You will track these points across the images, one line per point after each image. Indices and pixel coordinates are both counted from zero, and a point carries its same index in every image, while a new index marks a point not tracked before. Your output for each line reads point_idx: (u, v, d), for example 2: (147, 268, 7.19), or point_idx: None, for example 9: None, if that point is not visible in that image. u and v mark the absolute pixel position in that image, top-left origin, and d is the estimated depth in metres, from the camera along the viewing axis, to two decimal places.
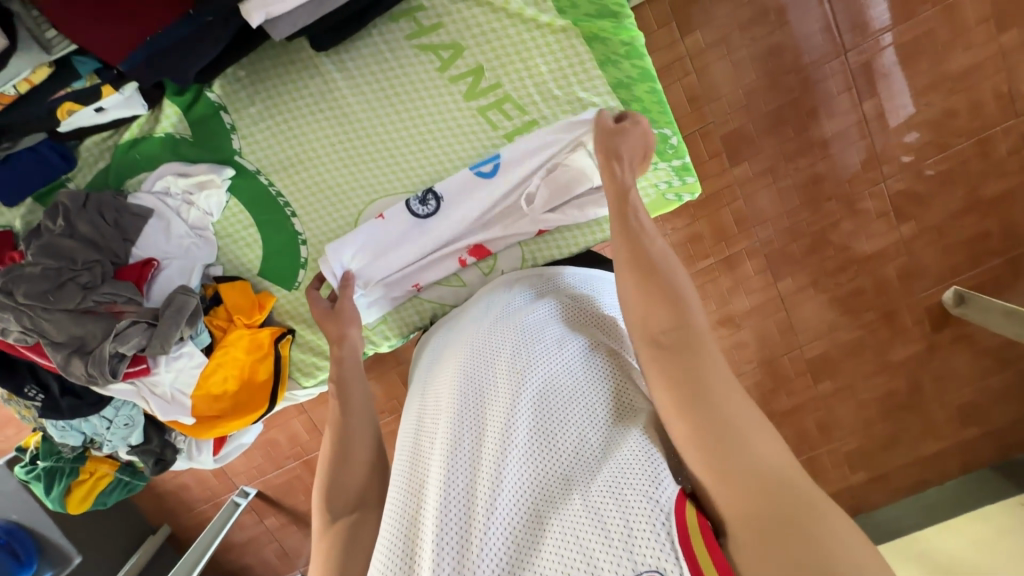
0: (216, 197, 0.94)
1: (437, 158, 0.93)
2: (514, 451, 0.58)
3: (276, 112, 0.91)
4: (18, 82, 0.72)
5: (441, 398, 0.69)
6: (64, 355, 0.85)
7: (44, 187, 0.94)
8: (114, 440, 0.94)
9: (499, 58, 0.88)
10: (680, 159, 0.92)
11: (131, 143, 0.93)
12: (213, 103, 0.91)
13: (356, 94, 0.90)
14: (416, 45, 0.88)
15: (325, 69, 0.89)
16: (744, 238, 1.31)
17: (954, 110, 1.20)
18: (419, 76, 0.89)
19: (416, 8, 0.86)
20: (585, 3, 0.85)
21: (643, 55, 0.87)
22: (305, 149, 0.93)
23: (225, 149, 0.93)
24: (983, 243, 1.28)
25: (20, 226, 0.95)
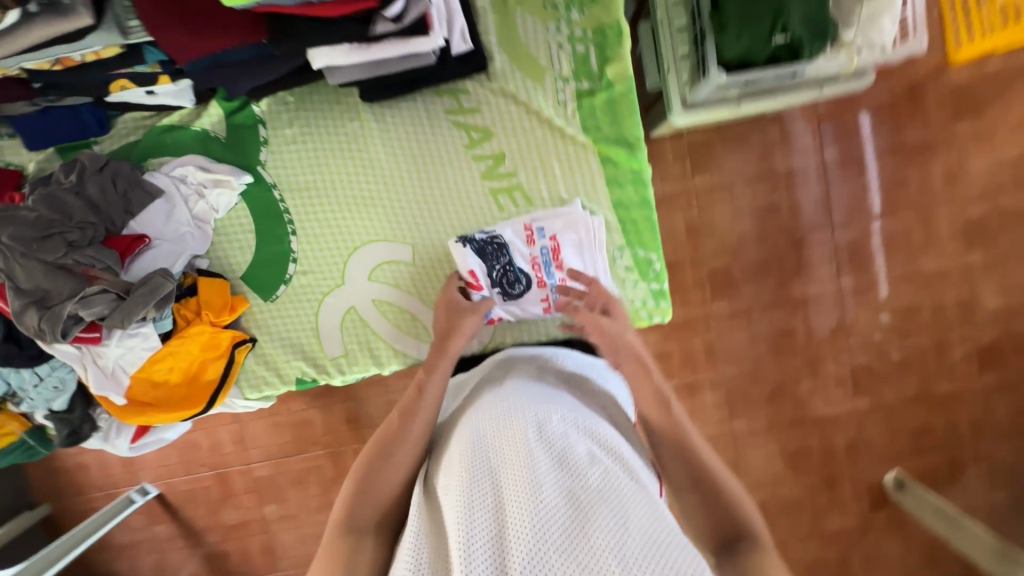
0: (226, 196, 0.98)
1: (442, 219, 1.00)
2: (542, 489, 0.53)
3: (308, 139, 0.98)
4: (87, 53, 0.78)
5: (450, 461, 0.63)
6: (24, 302, 0.84)
7: (69, 142, 0.98)
8: (35, 400, 0.90)
9: (520, 152, 0.97)
10: (659, 284, 0.98)
11: (166, 128, 0.99)
12: (255, 116, 0.98)
13: (386, 145, 0.98)
14: (452, 120, 0.97)
15: (365, 116, 0.97)
16: (709, 369, 1.38)
17: (919, 304, 1.37)
18: (447, 146, 0.98)
19: (461, 91, 0.96)
20: (607, 128, 0.96)
21: (646, 186, 0.97)
22: (324, 178, 0.99)
23: (251, 157, 0.99)
24: (928, 435, 1.39)
25: (32, 170, 0.98)
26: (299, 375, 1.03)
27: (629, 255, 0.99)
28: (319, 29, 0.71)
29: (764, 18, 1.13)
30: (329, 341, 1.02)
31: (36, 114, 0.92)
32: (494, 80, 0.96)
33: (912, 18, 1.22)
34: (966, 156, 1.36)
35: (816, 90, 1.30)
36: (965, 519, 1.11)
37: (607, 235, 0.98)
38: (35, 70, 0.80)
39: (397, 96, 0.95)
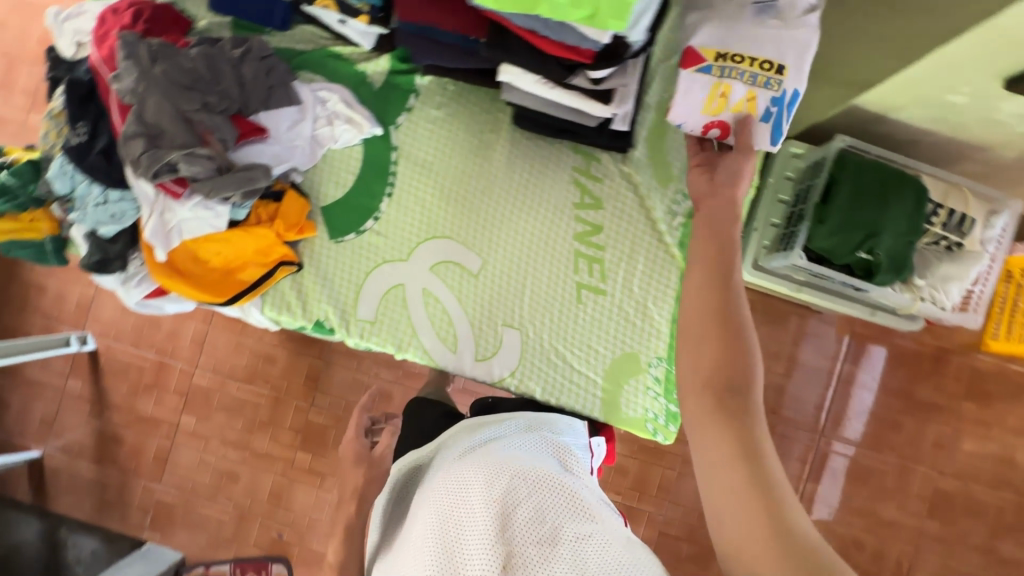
0: (349, 134, 1.02)
1: (520, 254, 1.03)
2: (490, 549, 0.64)
3: (444, 128, 1.04)
4: None
5: (425, 510, 0.74)
6: (138, 130, 0.86)
7: (248, 24, 1.03)
8: (87, 216, 0.89)
9: (617, 233, 1.03)
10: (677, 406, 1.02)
11: (334, 55, 1.04)
12: (414, 85, 1.04)
13: (508, 166, 1.03)
14: (574, 177, 1.03)
15: (504, 134, 1.03)
16: (655, 503, 1.42)
17: (862, 543, 1.58)
18: (558, 195, 1.03)
19: (595, 158, 1.03)
20: None
21: None
22: (439, 166, 1.04)
23: (390, 115, 1.04)
24: None
25: (202, 27, 1.03)
26: (322, 318, 1.04)
27: (664, 368, 1.02)
28: (529, 54, 0.78)
29: (856, 233, 1.31)
30: (364, 303, 1.03)
31: None
32: (627, 164, 1.03)
33: (977, 295, 1.38)
34: (959, 434, 1.59)
35: (868, 312, 1.47)
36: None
37: (653, 341, 1.03)
38: None
39: (540, 133, 1.02)
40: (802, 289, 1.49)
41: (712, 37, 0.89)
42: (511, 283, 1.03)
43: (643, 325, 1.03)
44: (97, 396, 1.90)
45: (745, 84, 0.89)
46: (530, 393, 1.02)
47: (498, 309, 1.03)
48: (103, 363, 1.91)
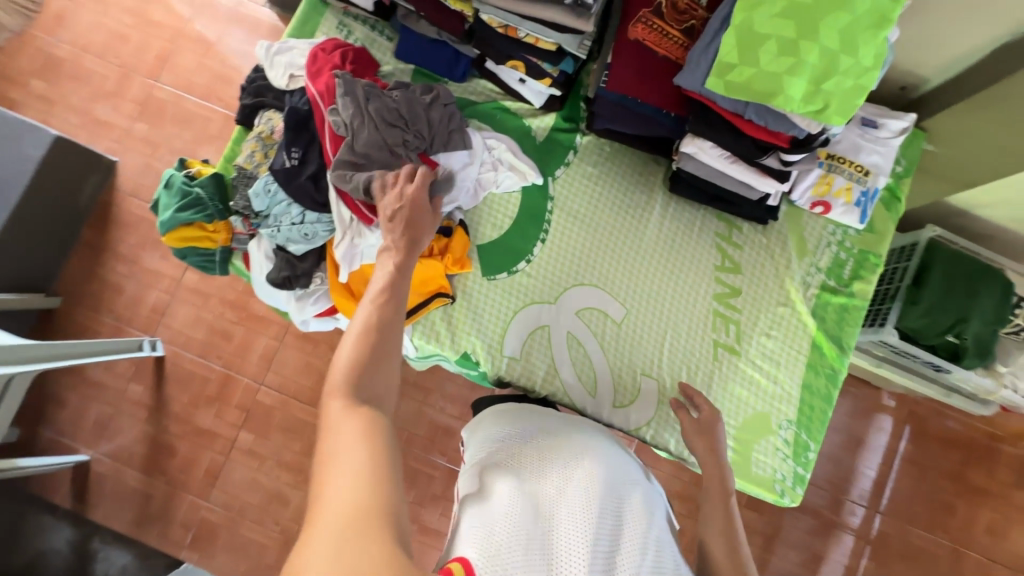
0: (512, 181, 1.08)
1: (661, 307, 1.09)
2: (650, 548, 0.71)
3: (599, 184, 1.12)
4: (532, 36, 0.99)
5: (564, 461, 0.76)
6: (348, 159, 0.92)
7: (430, 72, 1.12)
8: (279, 233, 0.94)
9: (754, 298, 1.10)
10: (804, 470, 1.05)
11: (505, 108, 1.13)
12: (575, 142, 1.13)
13: (655, 225, 1.11)
14: (715, 241, 1.11)
15: (654, 196, 1.12)
16: None
17: None
18: (700, 256, 1.11)
19: (736, 226, 1.12)
20: (829, 324, 1.10)
21: (835, 386, 1.09)
22: (591, 217, 1.11)
23: (550, 167, 1.12)
24: None
25: (388, 69, 1.12)
26: (468, 351, 1.07)
27: (793, 432, 1.06)
28: (729, 134, 0.89)
29: (946, 318, 1.39)
30: (510, 339, 1.07)
31: (432, 42, 1.09)
32: (766, 235, 1.12)
33: None
34: (1011, 522, 1.64)
35: (943, 393, 1.54)
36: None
37: (784, 406, 1.07)
38: (482, 22, 1.00)
39: (691, 198, 1.10)
40: (880, 364, 1.56)
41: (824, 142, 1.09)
42: (653, 333, 1.09)
43: (775, 389, 1.08)
44: (150, 402, 1.79)
45: (846, 178, 1.08)
46: (663, 443, 1.06)
47: (638, 358, 1.08)
48: (168, 366, 1.80)
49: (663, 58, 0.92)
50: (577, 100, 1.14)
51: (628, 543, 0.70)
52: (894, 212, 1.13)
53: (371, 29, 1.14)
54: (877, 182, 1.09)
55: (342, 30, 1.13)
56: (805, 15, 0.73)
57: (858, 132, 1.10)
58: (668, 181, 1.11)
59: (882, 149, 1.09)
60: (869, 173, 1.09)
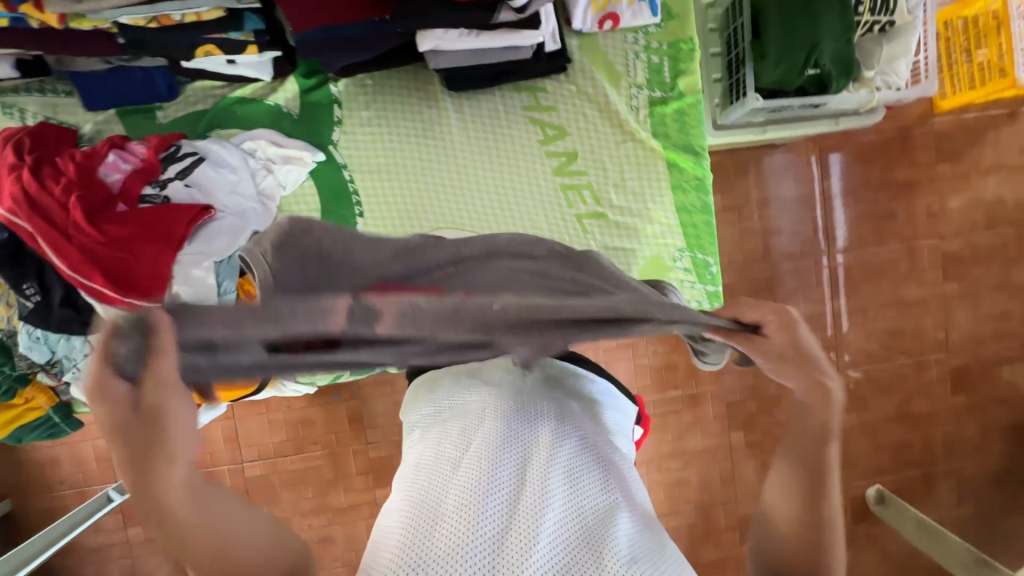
0: (295, 172, 0.96)
1: (511, 212, 1.00)
2: (569, 457, 0.65)
3: (382, 124, 0.98)
4: (189, 13, 0.79)
5: (473, 403, 0.71)
6: (86, 258, 0.78)
7: (135, 106, 0.96)
8: (81, 370, 0.85)
9: (592, 153, 1.02)
10: (714, 286, 1.03)
11: (238, 100, 0.98)
12: (332, 95, 0.98)
13: (461, 135, 0.99)
14: (528, 117, 1.00)
15: (444, 106, 0.99)
16: (712, 382, 1.48)
17: (902, 328, 1.55)
18: (520, 140, 1.00)
19: (539, 89, 1.00)
20: (675, 137, 1.02)
21: (708, 192, 1.03)
22: (395, 163, 0.99)
23: (323, 136, 0.98)
24: (908, 452, 1.57)
25: (90, 130, 0.96)
26: None
27: (688, 257, 1.03)
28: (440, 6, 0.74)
29: (799, 54, 1.22)
30: None
31: (107, 74, 0.91)
32: (573, 81, 1.00)
33: (925, 63, 1.31)
34: (944, 196, 1.55)
35: (833, 123, 1.42)
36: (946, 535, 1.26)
37: (669, 237, 1.03)
38: (128, 28, 0.80)
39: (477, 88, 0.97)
40: (767, 130, 1.41)
41: None
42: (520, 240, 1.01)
43: (655, 227, 1.02)
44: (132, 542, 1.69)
45: None
46: None
47: None
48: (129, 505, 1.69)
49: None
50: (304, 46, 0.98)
51: (539, 495, 0.60)
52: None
53: (42, 94, 0.95)
54: None
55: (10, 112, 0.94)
56: None
57: None
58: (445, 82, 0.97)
59: None
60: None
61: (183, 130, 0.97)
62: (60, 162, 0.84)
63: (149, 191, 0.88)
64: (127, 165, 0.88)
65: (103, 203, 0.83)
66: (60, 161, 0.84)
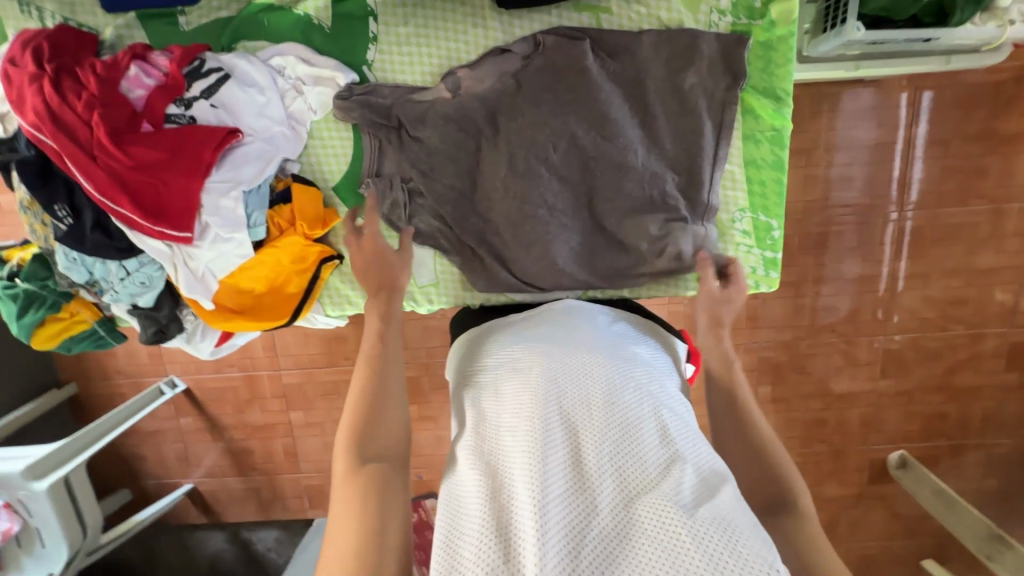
0: (326, 96, 0.88)
1: None
2: (623, 410, 0.62)
3: (421, 44, 0.88)
4: None
5: (519, 366, 0.70)
6: (117, 182, 0.76)
7: (157, 11, 0.89)
8: (120, 293, 0.86)
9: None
10: (774, 253, 0.94)
11: (264, 7, 0.88)
12: (366, 7, 0.87)
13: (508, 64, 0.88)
14: None
15: (491, 26, 0.87)
16: (750, 333, 1.42)
17: (962, 299, 1.37)
18: None
19: (602, 10, 0.87)
20: (756, 78, 0.89)
21: (784, 146, 0.91)
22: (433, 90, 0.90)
23: (357, 55, 0.88)
24: (938, 422, 1.46)
25: (111, 36, 0.89)
26: None
27: (749, 219, 0.94)
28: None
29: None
30: (420, 268, 0.96)
31: None
32: (643, 4, 0.86)
33: None
34: None
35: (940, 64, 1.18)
36: (962, 505, 1.26)
37: (732, 196, 0.93)
38: None
39: (530, 4, 0.84)
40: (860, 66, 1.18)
41: None
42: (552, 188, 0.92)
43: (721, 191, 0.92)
44: None
45: None
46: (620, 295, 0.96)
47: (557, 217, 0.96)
48: None
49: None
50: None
51: (594, 458, 0.58)
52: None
53: None
54: None
55: (28, 11, 0.88)
56: None
57: None
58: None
59: None
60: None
61: (209, 42, 0.90)
62: (81, 74, 0.79)
63: (174, 110, 0.82)
64: (149, 80, 0.82)
65: (127, 122, 0.78)
66: (81, 74, 0.78)
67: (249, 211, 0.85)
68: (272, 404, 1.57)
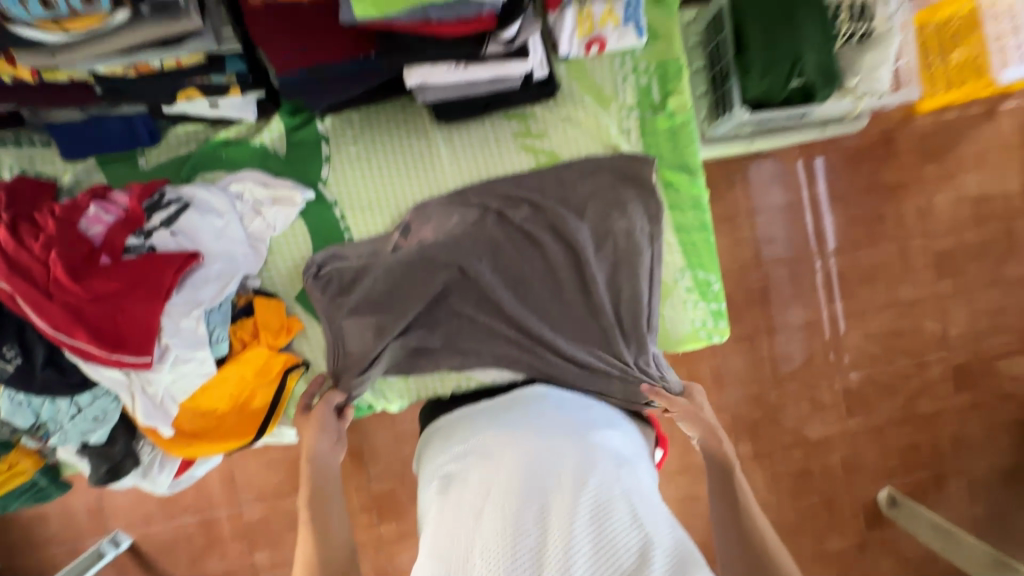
0: (286, 212, 0.94)
1: None
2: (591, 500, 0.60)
3: (372, 162, 0.97)
4: (169, 59, 0.77)
5: (486, 462, 0.69)
6: (69, 316, 0.75)
7: (119, 155, 0.96)
8: (69, 432, 0.82)
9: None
10: (718, 303, 1.02)
11: (221, 142, 0.96)
12: (319, 132, 0.96)
13: (453, 169, 0.98)
14: (521, 146, 0.99)
15: (434, 138, 0.97)
16: (719, 392, 1.45)
17: (899, 330, 1.49)
18: (514, 171, 0.99)
19: (530, 116, 0.99)
20: (670, 158, 1.02)
21: (705, 210, 1.02)
22: (386, 198, 0.97)
23: (312, 174, 0.96)
24: (913, 454, 1.50)
25: (70, 181, 0.95)
26: (354, 402, 0.98)
27: (691, 277, 1.02)
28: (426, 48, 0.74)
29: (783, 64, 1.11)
30: None
31: (86, 124, 0.91)
32: (564, 108, 0.99)
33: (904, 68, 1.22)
34: (930, 196, 1.49)
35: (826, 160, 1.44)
36: (958, 533, 1.25)
37: (671, 259, 1.02)
38: (104, 77, 0.78)
39: (467, 117, 0.96)
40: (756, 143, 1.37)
41: None
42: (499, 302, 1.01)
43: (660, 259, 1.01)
44: None
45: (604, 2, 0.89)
46: None
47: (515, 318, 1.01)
48: None
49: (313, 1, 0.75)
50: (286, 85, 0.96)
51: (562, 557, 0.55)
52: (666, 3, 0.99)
53: (20, 146, 0.95)
54: None
55: None
56: None
57: None
58: (434, 116, 0.96)
59: None
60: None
61: (167, 176, 0.95)
62: (39, 216, 0.82)
63: (133, 241, 0.84)
64: (109, 217, 0.85)
65: (85, 257, 0.80)
66: (40, 216, 0.81)
67: (210, 329, 0.86)
68: (234, 549, 1.42)
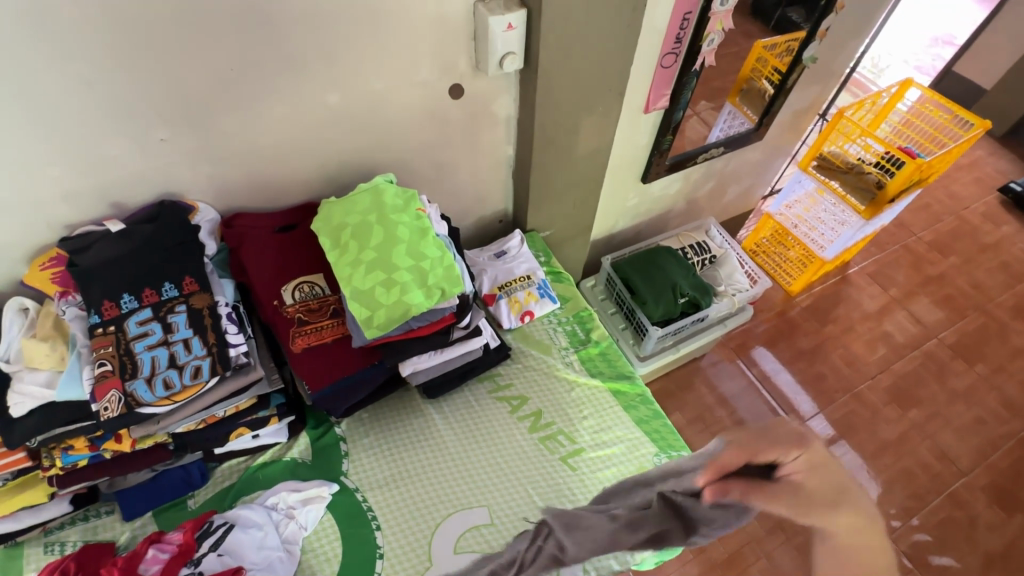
0: (315, 510, 1.14)
1: (502, 470, 1.22)
2: None
3: (388, 450, 1.24)
4: (231, 407, 1.08)
5: None
6: None
7: (174, 500, 1.15)
8: None
9: (539, 393, 1.33)
10: None
11: (259, 466, 1.21)
12: (337, 435, 1.25)
13: (448, 429, 1.27)
14: (496, 397, 1.32)
15: (428, 412, 1.29)
16: None
17: None
18: (495, 415, 1.29)
19: (496, 374, 1.35)
20: (607, 371, 1.37)
21: (652, 401, 1.34)
22: (402, 470, 1.22)
23: (335, 470, 1.21)
24: None
25: (126, 538, 1.11)
26: None
27: (666, 458, 1.25)
28: (413, 342, 1.09)
29: (667, 293, 1.85)
30: None
31: (153, 482, 1.13)
32: (517, 360, 1.38)
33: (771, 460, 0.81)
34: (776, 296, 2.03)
35: (723, 325, 2.04)
36: None
37: (645, 447, 1.26)
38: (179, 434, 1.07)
39: (450, 390, 1.31)
40: (677, 345, 1.98)
41: (492, 280, 1.47)
42: (520, 521, 1.16)
43: (623, 443, 1.27)
44: None
45: (523, 290, 1.46)
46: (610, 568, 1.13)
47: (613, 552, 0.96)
48: None
49: (334, 338, 1.09)
50: (313, 408, 1.28)
51: None
52: (565, 280, 1.54)
53: (85, 520, 1.12)
54: (539, 276, 1.49)
55: (52, 547, 1.08)
56: (382, 256, 1.01)
57: (501, 263, 1.51)
58: (424, 398, 1.30)
59: (523, 258, 1.52)
60: (530, 276, 1.49)
61: (213, 507, 1.15)
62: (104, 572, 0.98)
63: (185, 571, 1.00)
64: (164, 554, 1.03)
65: None
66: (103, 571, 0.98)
67: None
68: None
